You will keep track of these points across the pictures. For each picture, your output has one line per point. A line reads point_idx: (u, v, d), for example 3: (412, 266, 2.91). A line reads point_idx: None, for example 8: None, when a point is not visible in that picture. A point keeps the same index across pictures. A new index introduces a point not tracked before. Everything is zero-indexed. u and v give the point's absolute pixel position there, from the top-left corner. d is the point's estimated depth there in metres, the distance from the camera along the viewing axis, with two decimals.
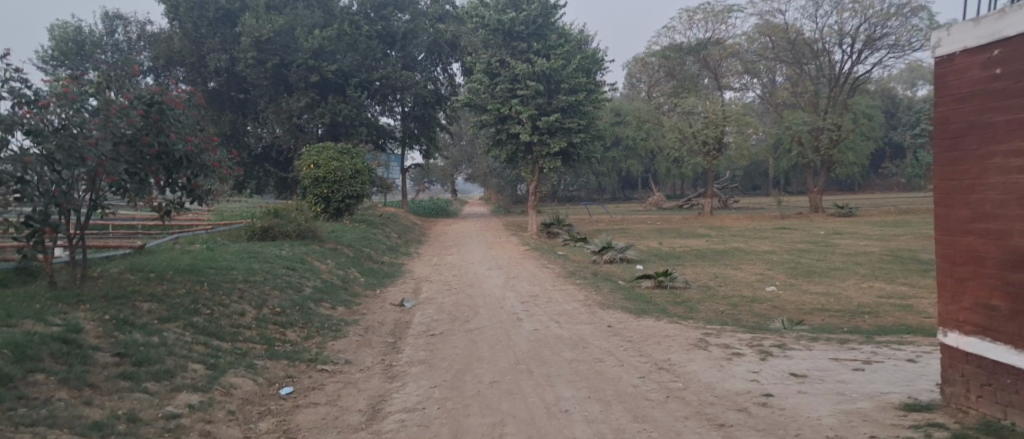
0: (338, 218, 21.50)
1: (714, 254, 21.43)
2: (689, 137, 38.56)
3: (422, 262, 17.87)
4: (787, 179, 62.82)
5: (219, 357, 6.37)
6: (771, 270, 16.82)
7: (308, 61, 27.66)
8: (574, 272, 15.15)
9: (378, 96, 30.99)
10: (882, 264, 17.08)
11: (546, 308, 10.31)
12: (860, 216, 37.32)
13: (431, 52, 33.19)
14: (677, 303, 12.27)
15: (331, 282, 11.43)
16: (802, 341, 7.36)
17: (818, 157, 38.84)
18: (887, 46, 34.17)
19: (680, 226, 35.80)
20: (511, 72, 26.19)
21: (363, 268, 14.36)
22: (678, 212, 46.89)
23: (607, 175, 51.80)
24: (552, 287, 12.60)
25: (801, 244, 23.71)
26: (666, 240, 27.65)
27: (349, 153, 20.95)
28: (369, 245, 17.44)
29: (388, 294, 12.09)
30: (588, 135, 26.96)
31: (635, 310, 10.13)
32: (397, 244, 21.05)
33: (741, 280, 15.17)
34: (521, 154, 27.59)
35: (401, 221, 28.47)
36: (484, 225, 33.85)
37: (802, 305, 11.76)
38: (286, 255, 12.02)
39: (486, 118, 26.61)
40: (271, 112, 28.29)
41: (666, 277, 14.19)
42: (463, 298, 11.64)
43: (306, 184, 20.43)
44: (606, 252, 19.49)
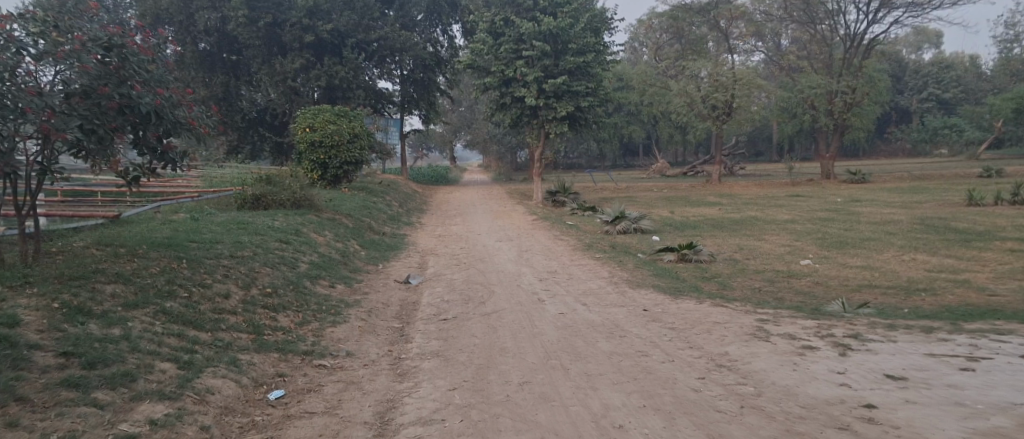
0: (336, 185, 20.34)
1: (732, 224, 20.36)
2: (698, 102, 37.26)
3: (426, 233, 16.81)
4: (792, 146, 61.55)
5: (195, 352, 5.29)
6: (798, 241, 15.77)
7: (303, 20, 26.49)
8: (590, 244, 14.11)
9: (376, 57, 29.54)
10: (915, 234, 16.02)
11: (569, 287, 9.26)
12: (874, 183, 36.17)
13: (432, 13, 31.73)
14: (707, 279, 11.24)
15: (329, 257, 10.35)
16: (878, 330, 6.32)
17: (831, 122, 37.50)
18: (904, 5, 32.24)
19: (688, 193, 34.67)
20: (516, 32, 24.73)
21: (363, 239, 13.30)
22: (684, 179, 45.78)
23: (610, 142, 50.53)
24: (570, 261, 11.57)
25: (821, 212, 22.60)
26: (677, 208, 26.57)
27: (347, 116, 19.89)
28: (370, 215, 16.37)
29: (393, 269, 11.04)
30: (596, 99, 25.64)
31: (669, 290, 9.10)
32: (399, 213, 19.95)
33: (769, 253, 14.12)
34: (526, 118, 26.31)
35: (401, 188, 27.36)
36: (486, 193, 32.68)
37: (847, 281, 10.72)
38: (280, 226, 10.92)
39: (490, 81, 25.30)
40: (265, 74, 27.09)
41: (691, 249, 13.16)
42: (474, 274, 10.61)
43: (302, 149, 19.24)
44: (619, 221, 18.43)
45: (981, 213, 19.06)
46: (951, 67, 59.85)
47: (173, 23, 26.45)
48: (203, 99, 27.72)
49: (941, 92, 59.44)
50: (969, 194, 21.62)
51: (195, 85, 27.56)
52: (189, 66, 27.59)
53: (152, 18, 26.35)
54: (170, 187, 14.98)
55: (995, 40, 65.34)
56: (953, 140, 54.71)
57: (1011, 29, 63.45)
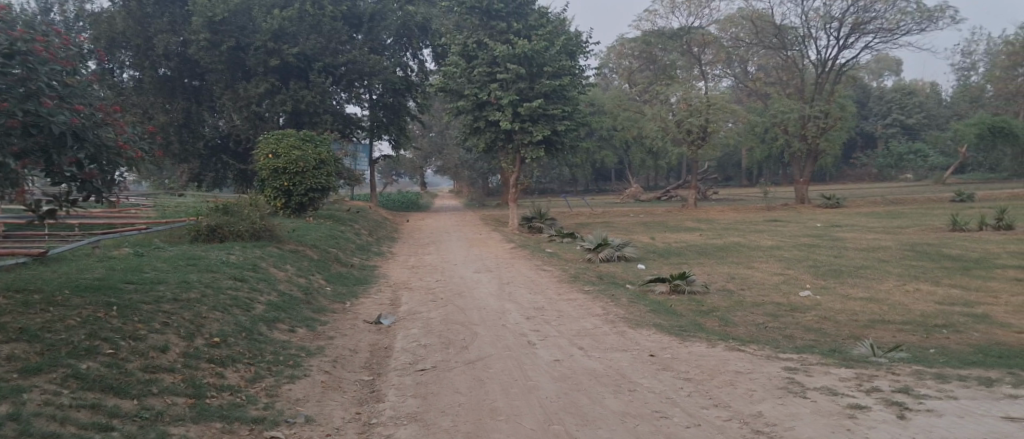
0: (301, 215, 19.18)
1: (716, 250, 19.71)
2: (673, 126, 36.79)
3: (398, 263, 15.75)
4: (762, 170, 61.76)
5: (109, 430, 4.20)
6: (790, 269, 15.09)
7: (268, 44, 25.49)
8: (575, 275, 13.23)
9: (344, 82, 28.61)
10: (908, 261, 15.47)
11: (561, 327, 8.31)
12: (849, 207, 36.07)
13: (401, 37, 30.91)
14: (706, 313, 10.41)
15: (291, 296, 9.23)
16: (927, 380, 5.52)
17: (805, 146, 37.37)
18: (874, 31, 31.89)
19: (665, 219, 34.10)
20: (489, 55, 24.02)
21: (329, 273, 12.22)
22: (660, 204, 45.27)
23: (582, 168, 49.99)
24: (557, 296, 10.65)
25: (805, 238, 22.13)
26: (658, 234, 25.92)
27: (312, 140, 18.85)
28: (337, 245, 15.30)
29: (363, 307, 9.98)
30: (573, 122, 24.99)
31: (672, 328, 8.22)
32: (368, 242, 18.86)
33: (763, 282, 13.39)
34: (501, 143, 25.47)
35: (371, 215, 26.26)
36: (460, 220, 31.69)
37: (856, 315, 9.95)
38: (237, 262, 9.80)
39: (463, 104, 24.35)
40: (228, 99, 25.90)
41: (683, 279, 12.36)
42: (453, 311, 9.62)
43: (264, 176, 18.13)
44: (602, 249, 17.65)
45: (969, 239, 18.69)
46: (913, 93, 60.99)
47: (129, 46, 25.31)
48: (162, 125, 26.38)
49: (904, 117, 60.44)
50: (952, 219, 21.33)
51: (153, 111, 26.23)
52: (148, 91, 26.31)
53: (108, 42, 25.20)
54: (117, 219, 13.76)
55: (952, 68, 67.07)
56: (918, 165, 55.48)
57: (968, 57, 65.16)
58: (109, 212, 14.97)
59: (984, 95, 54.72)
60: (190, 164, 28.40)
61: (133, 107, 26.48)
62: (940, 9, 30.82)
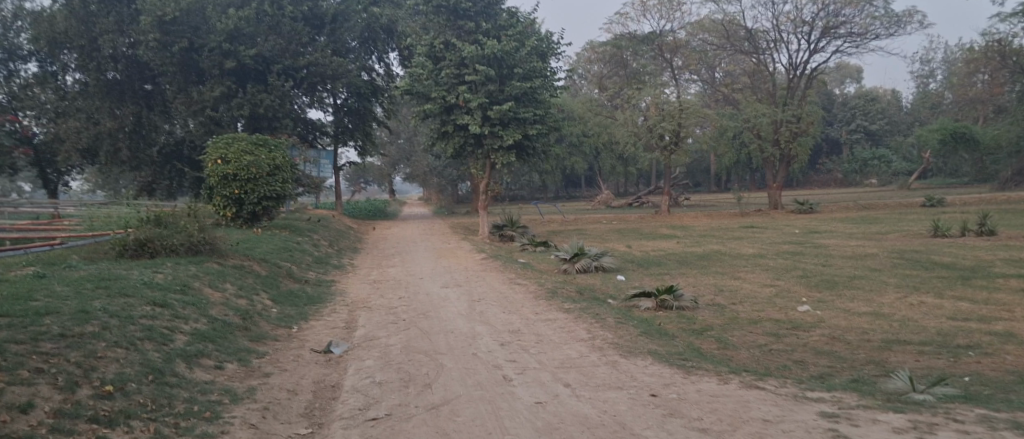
0: (255, 224, 17.77)
1: (698, 259, 18.79)
2: (645, 131, 35.98)
3: (359, 278, 14.43)
4: (731, 176, 61.49)
5: None
6: (780, 280, 14.14)
7: (222, 44, 23.90)
8: (554, 289, 12.09)
9: (305, 85, 27.11)
10: (901, 270, 14.67)
11: (542, 356, 7.12)
12: (822, 212, 35.71)
13: (366, 40, 29.45)
14: (700, 333, 9.31)
15: (226, 321, 7.85)
16: (1005, 429, 4.46)
17: (778, 151, 36.86)
18: (845, 35, 31.38)
19: (638, 225, 33.30)
20: (458, 56, 22.77)
21: (278, 292, 10.89)
22: (632, 210, 44.43)
23: (553, 174, 48.99)
24: (536, 315, 9.50)
25: (787, 246, 21.39)
26: (633, 242, 24.98)
27: (265, 144, 17.40)
28: (290, 259, 13.95)
29: (311, 334, 8.64)
30: (545, 126, 23.89)
31: (670, 354, 7.11)
32: (328, 254, 17.52)
33: (755, 296, 12.43)
34: (470, 148, 24.24)
35: (333, 225, 24.84)
36: (428, 228, 30.37)
37: (866, 333, 8.98)
38: (163, 282, 8.39)
39: (430, 108, 23.08)
40: (180, 103, 24.23)
41: (670, 294, 11.35)
42: (417, 336, 8.36)
43: (212, 183, 16.60)
44: (579, 259, 16.69)
45: (955, 246, 18.07)
46: (876, 99, 61.48)
47: (73, 48, 23.52)
48: (109, 132, 24.36)
49: (868, 123, 60.80)
50: (933, 225, 20.81)
51: (99, 116, 24.24)
52: (94, 96, 24.50)
53: (50, 43, 23.54)
54: (37, 232, 12.22)
55: (913, 74, 67.89)
56: (882, 170, 55.83)
57: (926, 64, 66.00)
58: (31, 225, 13.27)
59: (944, 102, 55.39)
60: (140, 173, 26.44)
61: (78, 112, 24.57)
62: (908, 14, 30.47)
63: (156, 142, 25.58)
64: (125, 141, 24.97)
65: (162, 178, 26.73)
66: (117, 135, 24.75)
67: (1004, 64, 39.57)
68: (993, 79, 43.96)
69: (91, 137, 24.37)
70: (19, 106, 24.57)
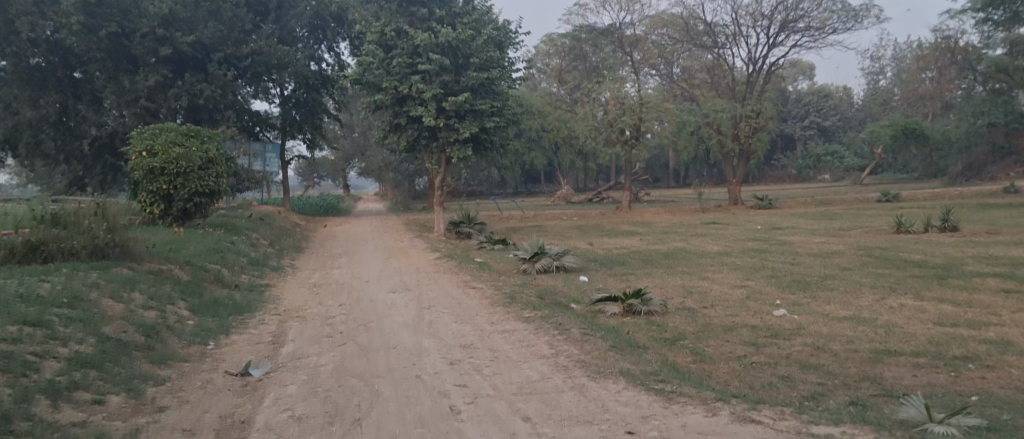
0: (186, 223, 16.29)
1: (662, 258, 18.08)
2: (605, 126, 35.27)
3: (298, 282, 13.18)
4: (689, 171, 61.41)
5: None
6: (750, 280, 13.44)
7: (156, 30, 22.10)
8: (512, 294, 11.11)
9: (249, 75, 25.17)
10: (871, 269, 14.14)
11: (497, 379, 6.08)
12: (781, 208, 35.59)
13: (314, 28, 27.94)
14: (672, 344, 8.41)
15: (120, 340, 6.67)
16: None
17: (738, 146, 36.57)
18: (804, 29, 31.12)
19: (599, 222, 32.62)
20: (410, 44, 21.54)
21: (199, 301, 9.71)
22: (593, 206, 43.77)
23: (512, 169, 48.07)
24: (491, 325, 8.50)
25: (751, 242, 20.88)
26: (595, 239, 24.21)
27: (196, 136, 16.05)
28: (221, 262, 12.69)
29: (230, 353, 7.44)
30: (503, 119, 22.84)
31: (646, 374, 6.16)
32: (268, 255, 16.24)
33: (726, 298, 11.69)
34: (425, 141, 23.02)
35: (279, 222, 23.42)
36: (382, 225, 29.13)
37: (852, 343, 8.20)
38: (47, 296, 7.15)
39: (381, 99, 21.79)
40: (111, 92, 22.31)
41: (638, 298, 10.52)
42: (353, 355, 7.24)
43: (136, 178, 15.11)
44: (538, 259, 15.81)
45: (920, 243, 17.75)
46: (829, 96, 62.16)
47: None
48: (28, 122, 22.90)
49: (822, 120, 61.47)
50: (896, 221, 20.53)
51: (19, 105, 22.75)
52: (13, 83, 22.78)
53: None
54: None
55: (863, 72, 69.02)
56: (835, 166, 56.53)
57: (876, 61, 67.08)
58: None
59: (894, 99, 56.29)
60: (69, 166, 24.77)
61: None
62: (865, 8, 30.33)
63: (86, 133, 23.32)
64: (47, 131, 23.40)
65: (93, 171, 25.01)
66: (41, 126, 23.22)
67: (954, 61, 40.06)
68: (942, 76, 44.65)
69: (12, 127, 23.24)
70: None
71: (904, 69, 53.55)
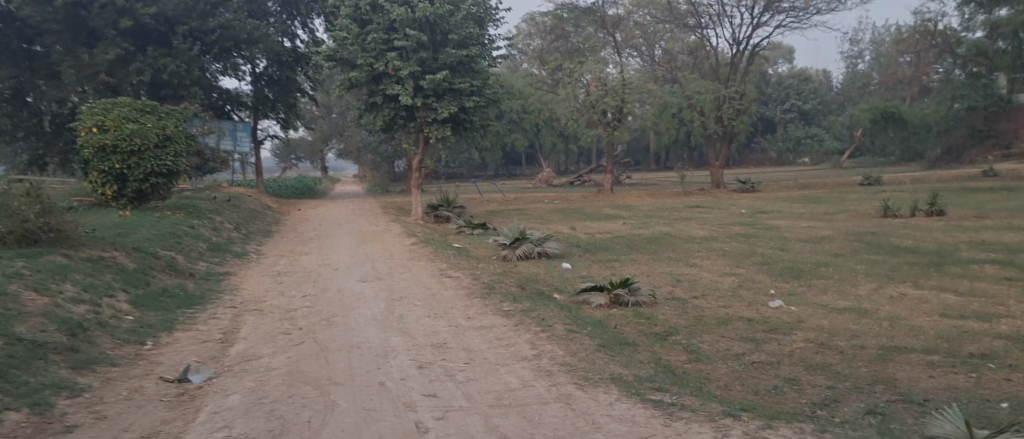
0: (143, 205, 15.37)
1: (647, 243, 17.43)
2: (587, 107, 34.47)
3: (262, 269, 12.29)
4: (670, 155, 60.92)
5: None
6: (740, 267, 12.82)
7: (116, 0, 20.85)
8: (492, 283, 10.35)
9: (218, 50, 23.78)
10: (865, 255, 13.59)
11: (473, 387, 5.34)
12: (764, 191, 35.12)
13: (287, 2, 26.80)
14: (664, 339, 7.73)
15: (35, 341, 5.86)
16: None
17: (721, 129, 35.97)
18: (788, 9, 30.46)
19: (581, 205, 31.95)
20: (386, 19, 20.47)
21: (144, 292, 8.87)
22: (574, 189, 43.04)
23: (492, 151, 47.14)
24: (468, 320, 7.74)
25: (736, 227, 20.32)
26: (577, 223, 23.50)
27: (152, 111, 15.00)
28: (176, 248, 11.79)
29: (170, 353, 6.62)
30: (483, 98, 21.96)
31: (640, 380, 5.44)
32: (233, 240, 15.34)
33: (718, 286, 11.06)
34: (401, 121, 22.09)
35: (248, 204, 22.42)
36: (358, 208, 28.17)
37: (857, 337, 7.56)
38: None
39: (355, 76, 20.77)
40: (68, 67, 20.88)
41: (625, 288, 9.83)
42: (310, 357, 6.45)
43: (86, 156, 14.07)
44: (519, 245, 15.14)
45: (909, 228, 17.27)
46: (809, 79, 61.85)
47: None
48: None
49: (802, 103, 61.23)
50: (883, 205, 20.02)
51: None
52: None
53: None
54: None
55: (842, 55, 68.81)
56: (815, 149, 56.33)
57: (855, 45, 66.89)
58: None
59: (873, 82, 56.14)
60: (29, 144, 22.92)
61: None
62: None
63: (43, 111, 22.08)
64: (5, 107, 21.81)
65: (53, 151, 23.12)
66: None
67: (935, 44, 39.73)
68: (923, 59, 44.40)
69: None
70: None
71: (884, 53, 53.31)
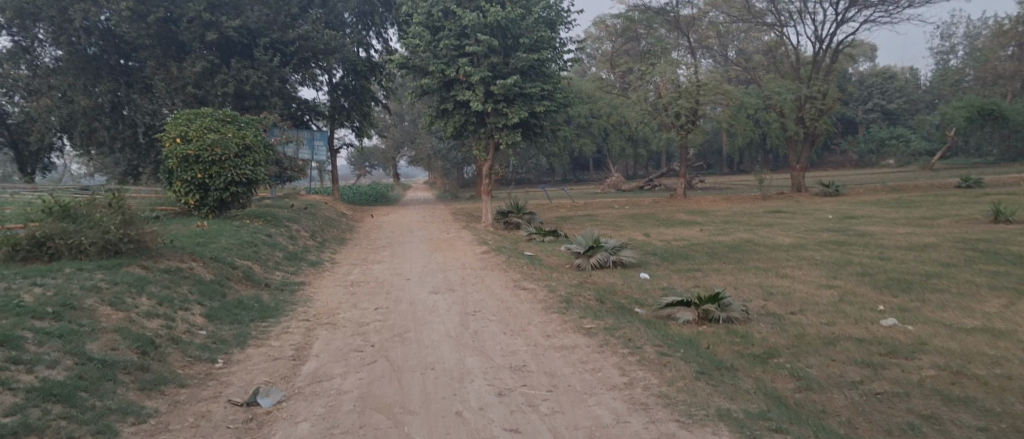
0: (223, 213, 15.52)
1: (730, 251, 16.42)
2: (659, 110, 33.37)
3: (334, 279, 12.09)
4: (744, 157, 58.65)
5: None
6: (839, 278, 11.75)
7: (202, 14, 21.43)
8: (570, 296, 9.74)
9: (296, 61, 24.16)
10: (981, 266, 12.24)
11: (561, 422, 4.77)
12: (850, 195, 33.08)
13: (362, 13, 27.03)
14: (765, 362, 6.95)
15: (106, 360, 5.64)
16: None
17: (803, 130, 34.14)
18: (878, 2, 28.58)
19: (653, 210, 30.92)
20: (458, 24, 20.21)
21: (219, 305, 8.70)
22: (644, 194, 41.87)
23: (559, 157, 46.51)
24: (548, 339, 7.15)
25: (826, 233, 18.98)
26: (651, 230, 22.58)
27: (231, 121, 15.16)
28: (252, 258, 11.72)
29: (240, 373, 6.33)
30: (555, 103, 21.39)
31: (754, 419, 4.76)
32: (308, 248, 15.31)
33: (817, 299, 10.11)
34: (472, 127, 21.77)
35: (323, 212, 22.60)
36: (428, 215, 28.09)
37: (998, 365, 6.57)
38: (30, 304, 6.18)
39: (427, 83, 20.59)
40: (159, 79, 21.66)
41: (715, 303, 9.03)
42: (383, 379, 6.02)
43: (170, 166, 14.31)
44: (594, 253, 14.48)
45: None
46: (894, 76, 58.33)
47: (44, 19, 20.98)
48: (83, 111, 21.91)
49: (887, 102, 57.80)
50: (993, 210, 18.29)
51: (74, 94, 21.74)
52: (67, 71, 21.88)
53: (16, 14, 20.96)
54: None
55: (933, 51, 64.69)
56: (901, 150, 53.02)
57: (947, 40, 62.81)
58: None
59: (968, 77, 52.42)
60: (125, 155, 23.97)
61: (52, 90, 22.26)
62: None
63: (135, 123, 22.80)
64: (104, 120, 22.56)
65: (147, 161, 24.22)
66: (97, 116, 22.42)
67: None
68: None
69: (65, 116, 22.08)
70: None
71: (980, 46, 49.72)
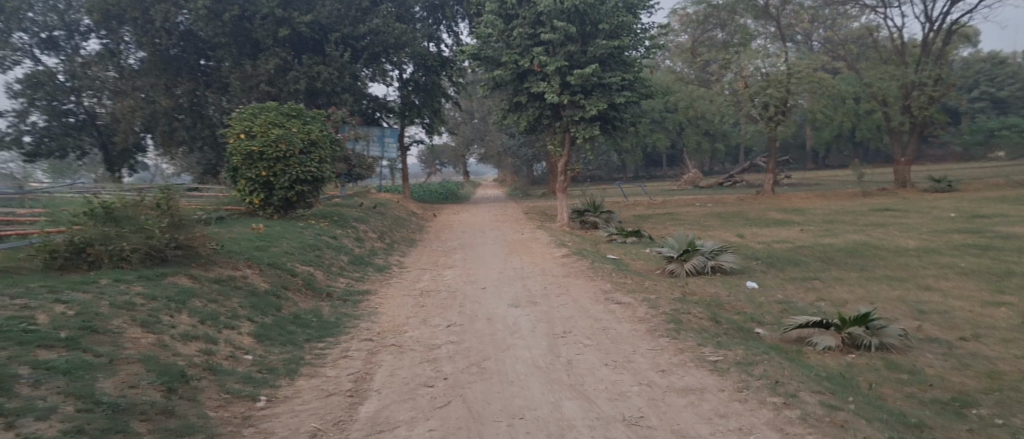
0: (289, 213, 14.69)
1: (846, 256, 14.27)
2: (745, 102, 30.86)
3: (402, 287, 10.93)
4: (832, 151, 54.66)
5: None
6: (1004, 293, 9.65)
7: (275, 10, 20.88)
8: (678, 315, 8.15)
9: (365, 57, 23.33)
10: None
11: None
12: (964, 191, 29.73)
13: (433, 7, 25.97)
14: (964, 414, 5.21)
15: (117, 404, 4.50)
16: None
17: (909, 120, 30.91)
18: None
19: (740, 208, 28.60)
20: (532, 11, 18.67)
21: (274, 321, 7.58)
22: (727, 191, 39.30)
23: (633, 152, 44.43)
24: (665, 377, 5.63)
25: (955, 234, 16.49)
26: (744, 230, 20.55)
27: (296, 115, 14.32)
28: (315, 263, 10.66)
29: (286, 415, 5.12)
30: (637, 93, 19.62)
31: None
32: (375, 251, 14.25)
33: (988, 321, 8.15)
34: (547, 120, 20.31)
35: (392, 210, 21.70)
36: (501, 213, 26.81)
37: None
38: (39, 329, 5.12)
39: (500, 75, 19.28)
40: (235, 78, 21.15)
41: (864, 325, 7.22)
42: (459, 433, 4.64)
43: (234, 163, 13.52)
44: (689, 258, 12.77)
45: None
46: (1005, 61, 52.85)
47: (126, 19, 20.74)
48: (164, 111, 21.70)
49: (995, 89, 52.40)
50: None
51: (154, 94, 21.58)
52: (149, 71, 21.66)
53: (101, 15, 20.78)
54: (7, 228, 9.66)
55: None
56: None
57: None
58: (22, 213, 10.54)
59: None
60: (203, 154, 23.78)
61: (136, 91, 21.97)
62: None
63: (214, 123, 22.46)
64: (183, 118, 22.33)
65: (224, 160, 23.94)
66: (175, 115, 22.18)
67: None
68: None
69: (147, 116, 21.87)
70: (77, 85, 22.47)
71: None
